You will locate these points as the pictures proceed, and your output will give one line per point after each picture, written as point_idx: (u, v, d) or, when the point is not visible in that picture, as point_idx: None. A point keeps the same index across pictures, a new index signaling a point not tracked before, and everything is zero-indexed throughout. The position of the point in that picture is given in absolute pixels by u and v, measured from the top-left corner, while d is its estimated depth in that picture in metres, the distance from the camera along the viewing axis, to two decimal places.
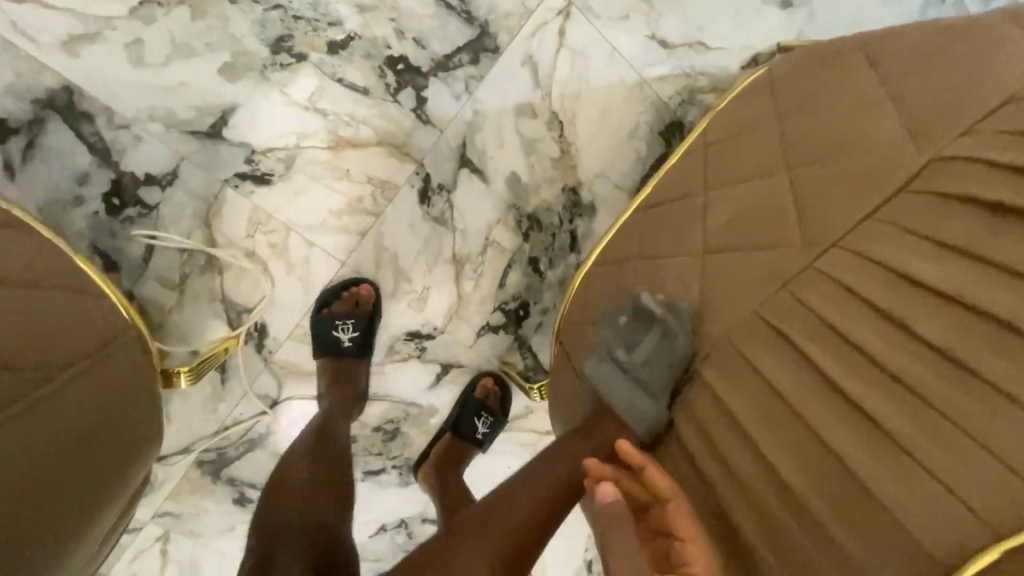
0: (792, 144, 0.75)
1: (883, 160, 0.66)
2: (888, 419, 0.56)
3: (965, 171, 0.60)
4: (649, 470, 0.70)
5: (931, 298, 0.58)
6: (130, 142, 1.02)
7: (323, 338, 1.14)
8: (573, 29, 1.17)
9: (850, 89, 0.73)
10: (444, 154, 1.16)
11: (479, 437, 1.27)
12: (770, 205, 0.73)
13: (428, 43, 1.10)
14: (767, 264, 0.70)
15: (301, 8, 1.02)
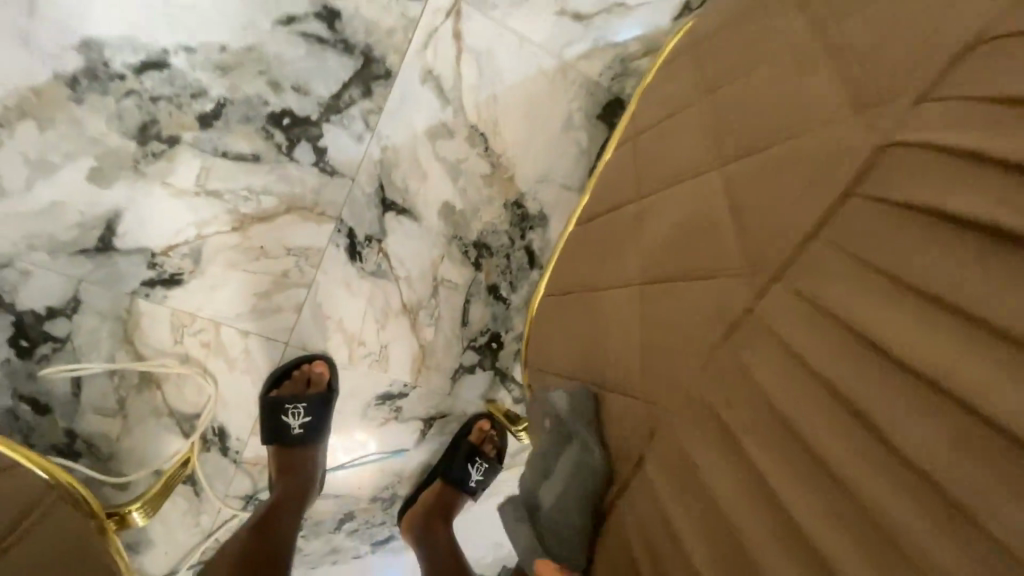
0: (721, 123, 0.60)
1: (817, 147, 0.47)
2: (830, 547, 0.37)
3: (934, 167, 0.39)
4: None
5: (892, 376, 0.37)
6: (18, 279, 0.93)
7: (283, 429, 1.05)
8: (470, 28, 1.02)
9: (778, 42, 0.57)
10: (362, 202, 1.04)
11: (472, 486, 1.17)
12: (701, 220, 0.57)
13: (308, 87, 0.97)
14: (707, 305, 0.53)
15: (156, 87, 0.90)
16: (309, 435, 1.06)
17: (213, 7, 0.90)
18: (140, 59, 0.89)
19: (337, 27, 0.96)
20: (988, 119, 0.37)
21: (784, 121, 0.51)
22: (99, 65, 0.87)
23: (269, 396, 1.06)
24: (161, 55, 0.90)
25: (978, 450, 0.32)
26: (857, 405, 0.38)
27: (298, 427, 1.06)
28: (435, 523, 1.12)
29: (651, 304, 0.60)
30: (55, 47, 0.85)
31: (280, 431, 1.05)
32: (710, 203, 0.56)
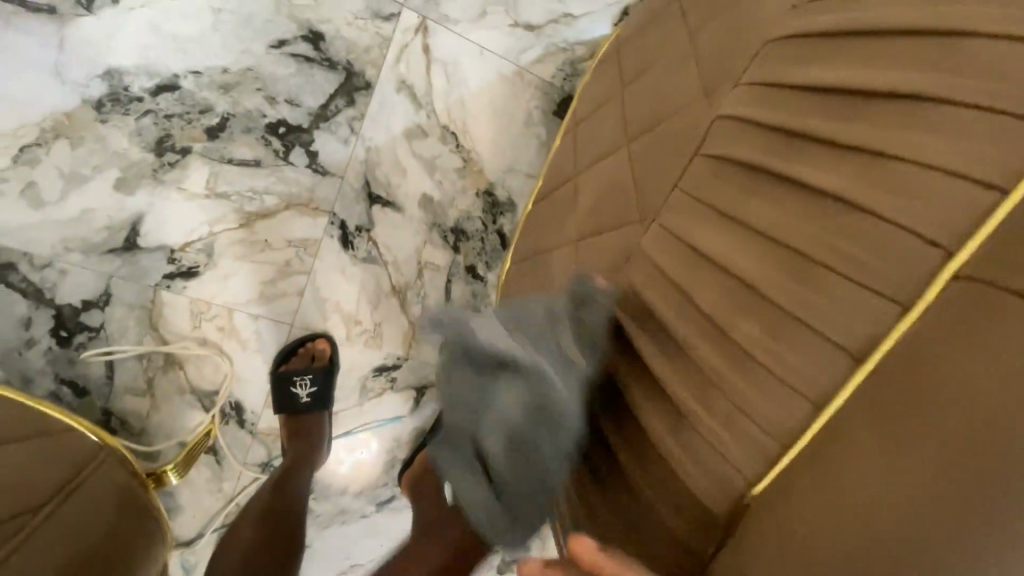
0: (627, 111, 0.79)
1: (684, 128, 0.70)
2: (679, 393, 0.60)
3: (738, 135, 0.62)
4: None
5: (710, 266, 0.60)
6: (57, 277, 1.07)
7: (292, 398, 1.20)
8: (436, 42, 1.18)
9: (668, 51, 0.76)
10: (351, 198, 1.20)
11: None
12: (614, 184, 0.76)
13: (300, 100, 1.12)
14: (616, 245, 0.73)
15: (170, 106, 1.05)
16: (316, 403, 1.21)
17: (216, 36, 1.06)
18: (155, 84, 1.04)
19: (321, 48, 1.11)
20: (761, 103, 0.61)
21: (664, 110, 0.73)
22: (120, 90, 1.03)
23: (279, 370, 1.20)
24: (173, 79, 1.05)
25: (758, 308, 0.56)
26: (712, 301, 0.59)
27: (305, 396, 1.20)
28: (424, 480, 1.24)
29: (582, 252, 0.78)
30: (82, 76, 1.00)
31: (290, 400, 1.20)
32: (621, 171, 0.76)
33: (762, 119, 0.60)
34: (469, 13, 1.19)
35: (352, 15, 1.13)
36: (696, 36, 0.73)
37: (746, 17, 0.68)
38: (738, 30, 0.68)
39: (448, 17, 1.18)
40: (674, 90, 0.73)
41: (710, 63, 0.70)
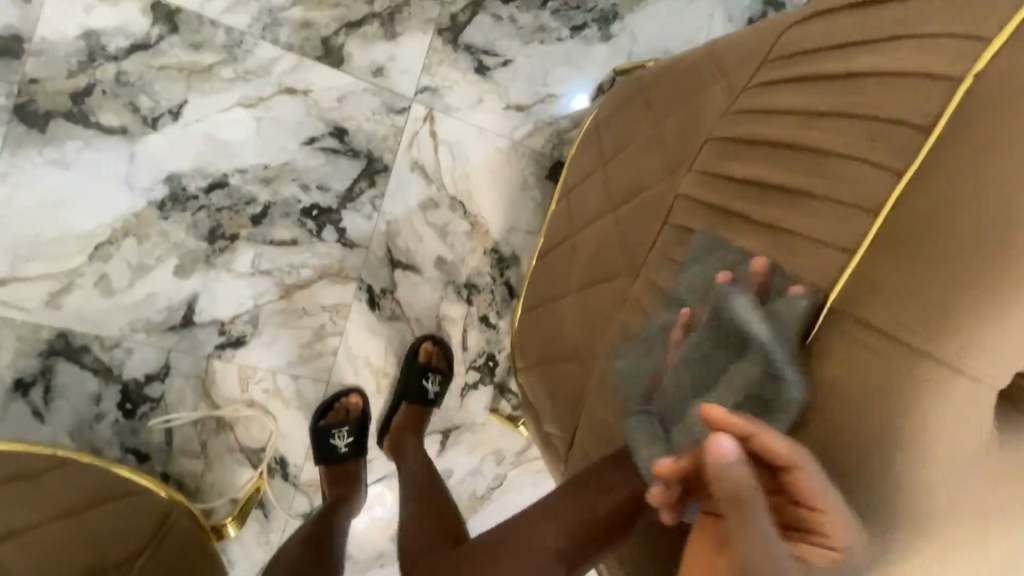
0: (609, 182, 0.96)
1: (656, 195, 0.86)
2: None
3: (695, 201, 0.79)
4: (760, 439, 0.56)
5: None
6: (124, 355, 1.21)
7: (332, 449, 1.32)
8: (441, 127, 1.37)
9: (638, 132, 0.94)
10: (376, 264, 1.36)
11: (432, 397, 1.37)
12: (604, 243, 0.92)
13: (329, 185, 1.30)
14: (611, 294, 0.88)
15: (220, 201, 1.23)
16: (353, 451, 1.33)
17: (258, 139, 1.24)
18: (208, 182, 1.22)
19: (345, 140, 1.30)
20: (707, 178, 0.78)
21: (637, 182, 0.90)
22: (179, 191, 1.20)
23: (318, 424, 1.33)
24: (223, 177, 1.23)
25: None
26: None
27: (344, 446, 1.32)
28: (404, 437, 1.32)
29: (583, 299, 0.93)
30: (148, 181, 1.18)
31: (330, 451, 1.32)
32: (608, 232, 0.92)
33: (704, 191, 0.77)
34: (468, 100, 1.38)
35: (371, 112, 1.31)
36: (661, 119, 0.91)
37: (696, 104, 0.86)
38: (689, 117, 0.87)
39: (451, 106, 1.37)
40: (646, 164, 0.90)
41: (672, 140, 0.87)
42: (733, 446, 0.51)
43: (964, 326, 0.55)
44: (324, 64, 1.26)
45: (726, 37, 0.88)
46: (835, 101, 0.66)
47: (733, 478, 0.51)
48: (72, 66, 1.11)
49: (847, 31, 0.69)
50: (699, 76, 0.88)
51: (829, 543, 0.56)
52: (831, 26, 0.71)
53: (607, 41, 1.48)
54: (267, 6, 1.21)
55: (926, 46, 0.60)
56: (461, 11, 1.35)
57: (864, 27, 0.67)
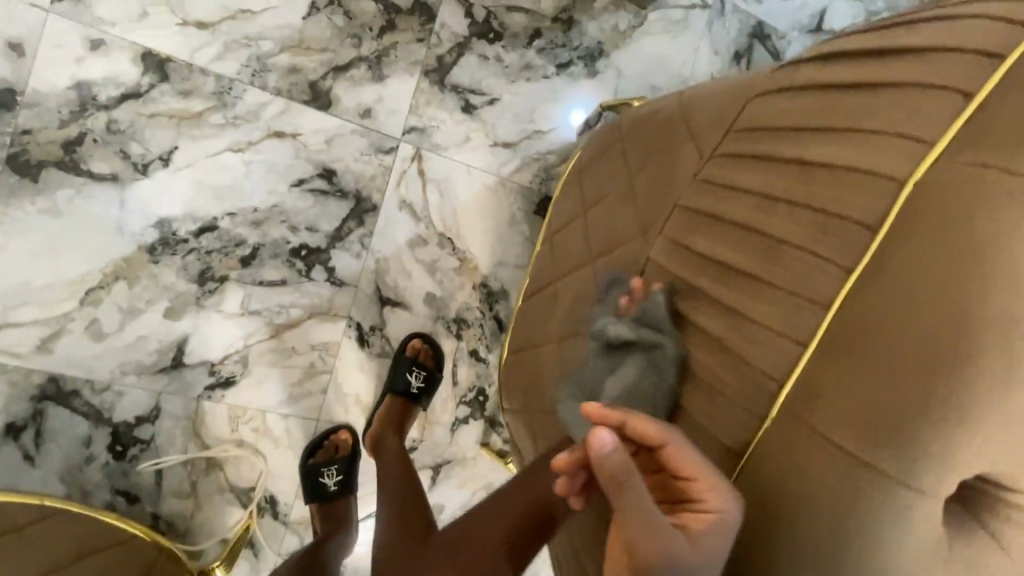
0: (588, 233, 0.98)
1: (633, 251, 0.88)
2: None
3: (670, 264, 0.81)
4: (632, 423, 0.64)
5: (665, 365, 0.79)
6: (114, 398, 1.22)
7: (321, 487, 1.31)
8: (429, 165, 1.39)
9: (617, 184, 0.96)
10: (364, 302, 1.37)
11: (416, 392, 1.36)
12: (583, 295, 0.94)
13: (318, 226, 1.32)
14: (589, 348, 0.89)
15: (210, 244, 1.25)
16: (342, 489, 1.31)
17: (247, 182, 1.26)
18: (198, 226, 1.24)
19: (334, 181, 1.32)
20: (682, 241, 0.81)
21: (615, 235, 0.92)
22: (169, 235, 1.22)
23: (307, 463, 1.32)
24: (212, 221, 1.25)
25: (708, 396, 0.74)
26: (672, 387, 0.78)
27: (332, 484, 1.31)
28: (385, 432, 1.32)
29: (563, 350, 0.94)
30: (138, 227, 1.20)
31: (319, 488, 1.31)
32: (587, 285, 0.94)
33: (678, 257, 0.80)
34: (455, 138, 1.40)
35: (359, 153, 1.33)
36: (639, 174, 0.93)
37: (671, 162, 0.88)
38: (665, 173, 0.89)
39: (438, 144, 1.39)
40: (623, 218, 0.92)
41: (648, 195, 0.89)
42: (610, 438, 0.57)
43: (913, 432, 0.58)
44: (312, 108, 1.29)
45: (700, 96, 0.90)
46: (796, 182, 0.70)
47: (609, 465, 0.57)
48: (64, 117, 1.14)
49: (808, 115, 0.73)
50: (674, 134, 0.90)
51: (707, 509, 0.64)
52: (794, 107, 0.75)
53: (593, 77, 1.50)
54: (256, 52, 1.24)
55: (876, 142, 0.65)
56: (447, 52, 1.37)
57: (822, 115, 0.71)
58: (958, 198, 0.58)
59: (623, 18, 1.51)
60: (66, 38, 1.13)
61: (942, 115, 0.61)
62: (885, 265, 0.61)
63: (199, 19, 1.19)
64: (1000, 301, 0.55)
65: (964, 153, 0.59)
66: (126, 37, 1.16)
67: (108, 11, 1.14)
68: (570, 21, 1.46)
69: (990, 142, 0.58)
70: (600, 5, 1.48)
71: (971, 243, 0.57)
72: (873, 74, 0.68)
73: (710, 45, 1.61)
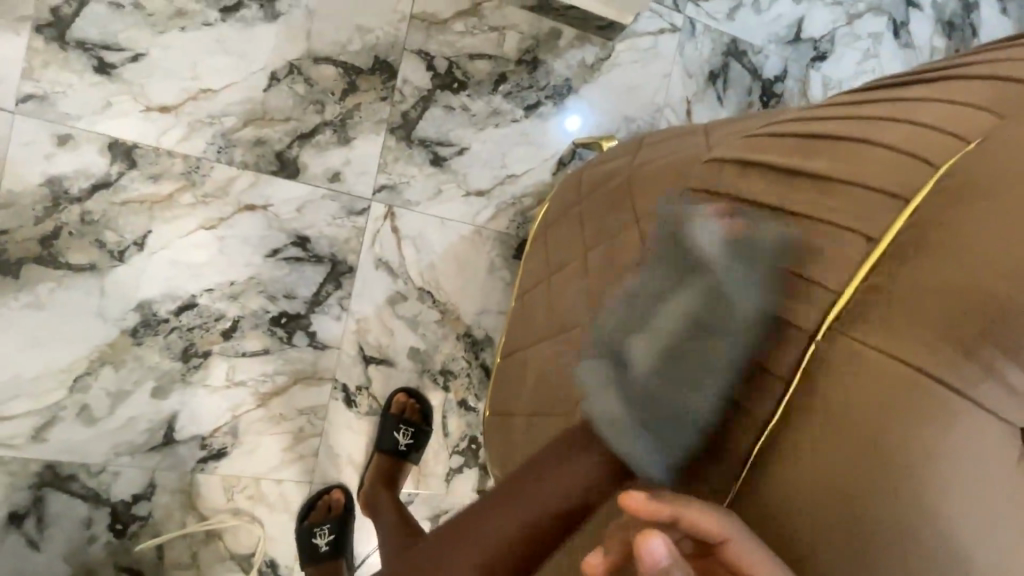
0: (550, 303, 0.97)
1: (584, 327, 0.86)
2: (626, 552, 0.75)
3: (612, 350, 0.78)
4: (684, 514, 0.56)
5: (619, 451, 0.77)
6: (110, 478, 1.25)
7: (314, 549, 1.31)
8: (402, 222, 1.39)
9: (574, 253, 0.95)
10: (348, 363, 1.38)
11: (404, 448, 1.36)
12: (545, 370, 0.92)
13: (296, 292, 1.33)
14: (550, 428, 0.87)
15: (191, 321, 1.27)
16: (334, 548, 1.31)
17: (222, 257, 1.27)
18: (178, 305, 1.26)
19: (308, 248, 1.33)
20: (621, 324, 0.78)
21: (571, 309, 0.90)
22: (151, 316, 1.24)
23: (301, 523, 1.33)
24: (191, 298, 1.26)
25: None
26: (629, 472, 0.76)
27: (325, 543, 1.31)
28: (378, 491, 1.32)
29: (530, 424, 0.93)
30: (119, 311, 1.22)
31: (312, 550, 1.31)
32: (549, 361, 0.92)
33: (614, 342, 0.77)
34: (427, 192, 1.39)
35: (331, 217, 1.34)
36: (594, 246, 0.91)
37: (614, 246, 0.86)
38: (615, 244, 0.87)
39: (409, 200, 1.38)
40: (576, 291, 0.90)
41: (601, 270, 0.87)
42: (664, 547, 0.51)
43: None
44: (281, 177, 1.29)
45: (647, 176, 0.88)
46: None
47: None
48: (38, 213, 1.16)
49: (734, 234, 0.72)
50: (622, 214, 0.89)
51: None
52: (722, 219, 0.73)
53: (563, 116, 1.48)
54: (220, 129, 1.25)
55: (796, 280, 0.64)
56: (411, 108, 1.36)
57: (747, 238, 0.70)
58: (869, 386, 0.58)
59: (591, 52, 1.48)
60: (33, 136, 1.15)
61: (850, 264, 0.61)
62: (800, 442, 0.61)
63: (161, 103, 1.21)
64: (910, 514, 0.56)
65: (864, 324, 0.59)
66: (91, 129, 1.18)
67: (71, 105, 1.16)
68: (535, 62, 1.44)
69: (890, 320, 0.58)
70: (564, 43, 1.46)
71: (885, 452, 0.56)
72: (796, 203, 0.67)
73: (683, 69, 1.57)
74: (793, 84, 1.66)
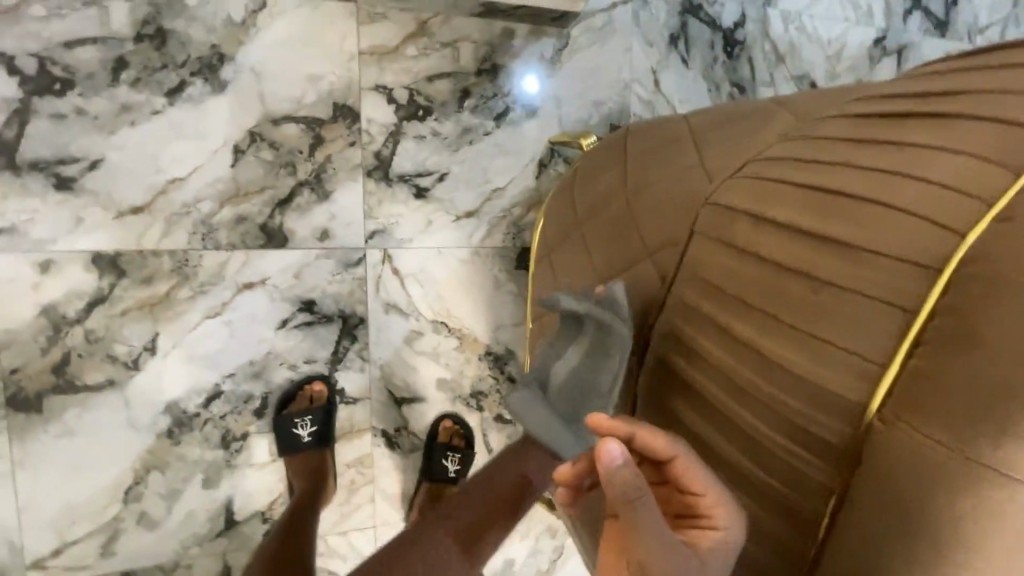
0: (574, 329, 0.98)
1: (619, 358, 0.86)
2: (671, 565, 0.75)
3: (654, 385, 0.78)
4: (640, 436, 0.62)
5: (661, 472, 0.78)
6: (186, 571, 1.29)
7: (296, 439, 1.29)
8: (400, 261, 1.38)
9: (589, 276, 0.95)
10: (382, 409, 1.40)
11: (452, 475, 1.39)
12: None
13: (315, 356, 1.33)
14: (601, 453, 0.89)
15: (221, 409, 1.27)
16: (317, 441, 1.30)
17: (235, 341, 1.27)
18: (204, 397, 1.26)
19: (316, 309, 1.32)
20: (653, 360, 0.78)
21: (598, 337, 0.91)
22: (181, 414, 1.25)
23: (281, 414, 1.29)
24: (215, 387, 1.27)
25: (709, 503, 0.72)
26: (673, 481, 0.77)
27: (307, 435, 1.29)
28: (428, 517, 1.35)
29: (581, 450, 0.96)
30: (149, 418, 1.23)
31: (294, 441, 1.29)
32: None
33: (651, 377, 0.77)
34: (417, 227, 1.38)
35: (329, 275, 1.32)
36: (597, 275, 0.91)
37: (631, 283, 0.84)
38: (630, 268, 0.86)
39: (402, 239, 1.37)
40: None
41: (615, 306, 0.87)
42: (620, 449, 0.54)
43: None
44: (271, 249, 1.27)
45: (648, 201, 0.85)
46: (749, 364, 0.63)
47: (620, 478, 0.53)
48: (43, 344, 1.15)
49: (749, 287, 0.65)
50: (629, 248, 0.86)
51: (713, 527, 0.60)
52: (733, 269, 0.67)
53: (533, 118, 1.44)
54: (199, 216, 1.22)
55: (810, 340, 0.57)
56: (382, 146, 1.33)
57: (764, 294, 0.63)
58: (917, 484, 0.48)
59: (548, 45, 1.43)
60: (15, 271, 1.12)
61: (885, 332, 0.52)
62: (849, 543, 0.53)
63: (132, 205, 1.17)
64: None
65: (907, 406, 0.49)
66: (71, 249, 1.15)
67: (43, 230, 1.13)
68: (494, 69, 1.40)
69: (929, 403, 0.48)
70: (520, 42, 1.41)
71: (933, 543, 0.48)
72: (810, 261, 0.59)
73: (643, 38, 1.53)
74: (754, 26, 1.62)
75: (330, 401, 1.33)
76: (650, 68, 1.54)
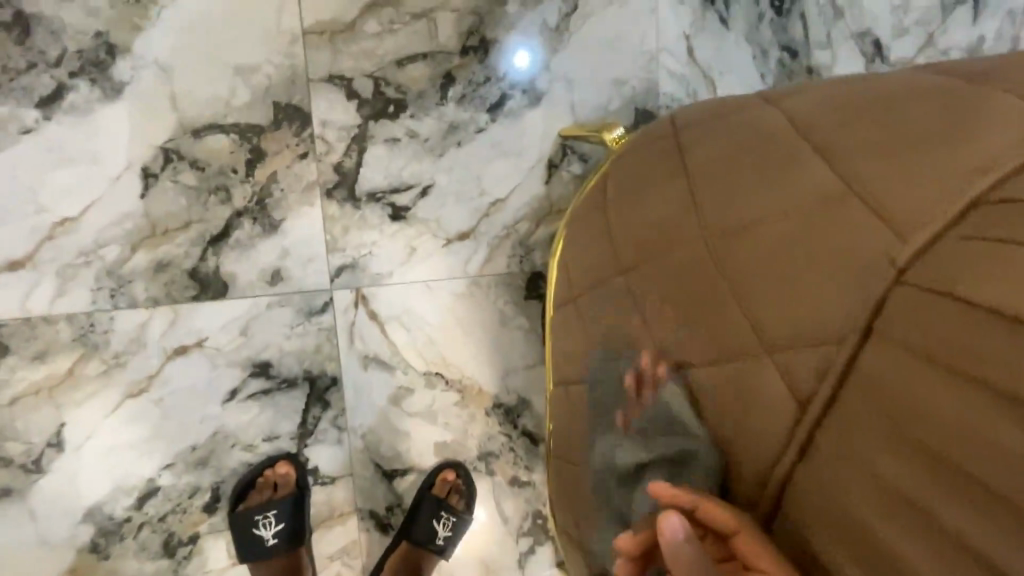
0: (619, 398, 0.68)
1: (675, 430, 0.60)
2: None
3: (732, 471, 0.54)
4: (702, 507, 0.51)
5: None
6: None
7: (258, 542, 1.01)
8: (379, 302, 1.07)
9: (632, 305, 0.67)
10: (369, 486, 1.12)
11: (440, 543, 1.10)
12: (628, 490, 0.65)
13: (278, 430, 1.05)
14: None
15: (159, 508, 0.99)
16: (285, 542, 1.02)
17: (169, 422, 0.98)
18: (135, 496, 0.98)
19: (273, 372, 1.03)
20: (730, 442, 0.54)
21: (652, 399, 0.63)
22: (106, 521, 0.97)
23: (237, 510, 1.01)
24: (150, 483, 0.98)
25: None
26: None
27: (272, 537, 1.01)
28: None
29: None
30: (65, 528, 0.95)
31: (254, 545, 1.01)
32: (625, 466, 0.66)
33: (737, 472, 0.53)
34: (397, 257, 1.07)
35: (287, 328, 1.03)
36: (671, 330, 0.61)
37: (744, 392, 0.53)
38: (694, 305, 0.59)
39: (378, 273, 1.06)
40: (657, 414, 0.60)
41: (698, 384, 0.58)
42: (682, 522, 0.46)
43: None
44: (206, 300, 0.97)
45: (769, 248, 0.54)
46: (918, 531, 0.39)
47: (683, 562, 0.45)
48: None
49: (930, 421, 0.40)
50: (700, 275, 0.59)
51: None
52: (937, 407, 0.40)
53: (539, 105, 1.12)
54: (104, 266, 0.92)
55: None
56: (344, 156, 1.02)
57: (969, 445, 0.37)
58: None
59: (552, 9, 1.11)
60: None
61: None
62: None
63: (10, 259, 0.89)
64: None
65: None
66: None
67: None
68: (484, 45, 1.07)
69: None
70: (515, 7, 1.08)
71: None
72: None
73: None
74: None
75: (300, 487, 1.04)
76: (681, 34, 1.21)
